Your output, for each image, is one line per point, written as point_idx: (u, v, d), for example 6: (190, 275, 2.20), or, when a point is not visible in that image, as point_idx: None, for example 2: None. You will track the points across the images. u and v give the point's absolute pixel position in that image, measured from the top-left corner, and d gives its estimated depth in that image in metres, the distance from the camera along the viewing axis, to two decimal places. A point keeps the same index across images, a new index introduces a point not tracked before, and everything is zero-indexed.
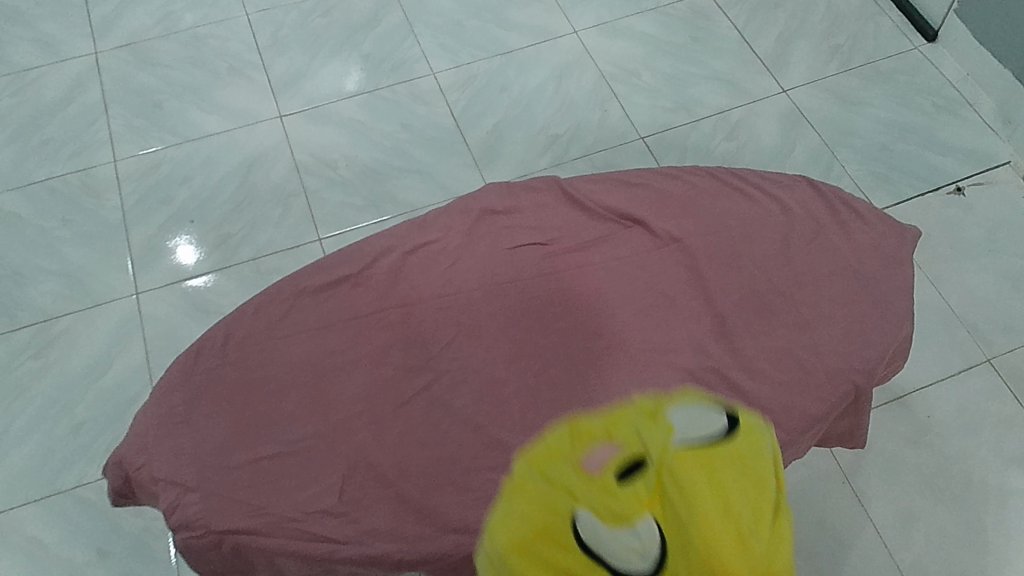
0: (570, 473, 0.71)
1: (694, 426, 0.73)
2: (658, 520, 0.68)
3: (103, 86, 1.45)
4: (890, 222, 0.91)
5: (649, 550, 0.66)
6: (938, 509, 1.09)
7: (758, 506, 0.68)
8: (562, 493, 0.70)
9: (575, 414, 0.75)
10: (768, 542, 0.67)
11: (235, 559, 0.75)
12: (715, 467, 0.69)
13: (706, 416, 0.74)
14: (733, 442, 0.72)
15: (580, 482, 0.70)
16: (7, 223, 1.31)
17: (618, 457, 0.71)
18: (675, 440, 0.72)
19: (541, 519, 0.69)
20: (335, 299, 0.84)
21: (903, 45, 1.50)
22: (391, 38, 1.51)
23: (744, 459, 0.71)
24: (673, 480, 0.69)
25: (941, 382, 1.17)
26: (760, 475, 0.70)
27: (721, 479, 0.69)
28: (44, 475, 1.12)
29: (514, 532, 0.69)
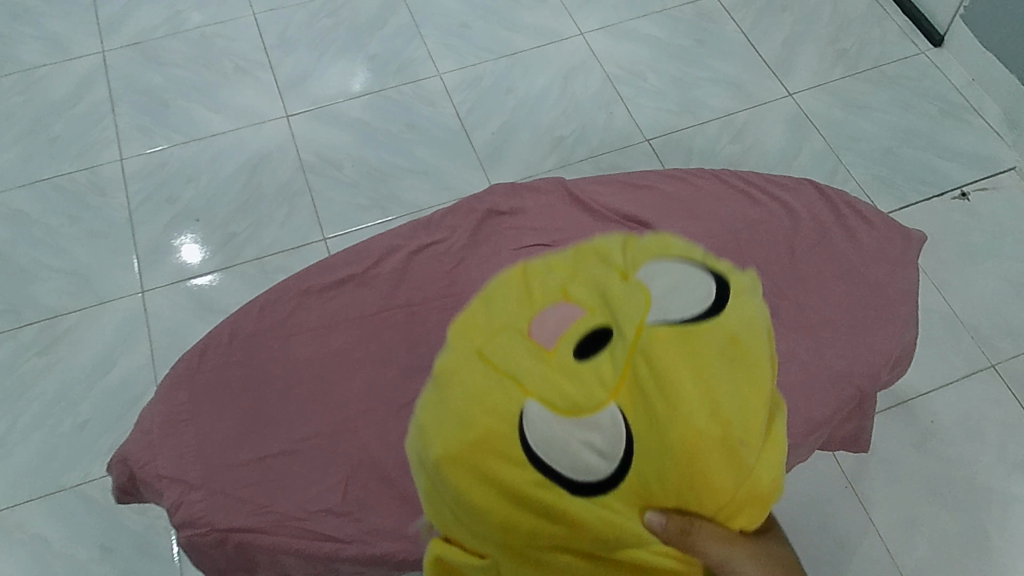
0: (514, 348, 0.50)
1: (681, 295, 0.53)
2: (627, 412, 0.48)
3: (111, 84, 1.45)
4: (894, 225, 0.91)
5: (616, 449, 0.47)
6: (941, 514, 1.08)
7: (754, 400, 0.50)
8: (502, 359, 0.49)
9: (530, 279, 0.55)
10: (760, 444, 0.50)
11: (239, 556, 0.75)
12: (706, 343, 0.51)
13: (693, 282, 0.55)
14: (737, 317, 0.53)
15: (529, 359, 0.49)
16: (14, 221, 1.32)
17: (581, 329, 0.50)
18: (657, 305, 0.52)
19: (476, 410, 0.48)
20: (341, 298, 0.84)
21: (910, 49, 1.50)
22: (397, 39, 1.51)
23: (739, 340, 0.51)
24: (656, 356, 0.49)
25: (945, 387, 1.17)
26: (760, 363, 0.52)
27: (713, 359, 0.50)
28: (49, 472, 1.12)
29: (445, 431, 0.49)
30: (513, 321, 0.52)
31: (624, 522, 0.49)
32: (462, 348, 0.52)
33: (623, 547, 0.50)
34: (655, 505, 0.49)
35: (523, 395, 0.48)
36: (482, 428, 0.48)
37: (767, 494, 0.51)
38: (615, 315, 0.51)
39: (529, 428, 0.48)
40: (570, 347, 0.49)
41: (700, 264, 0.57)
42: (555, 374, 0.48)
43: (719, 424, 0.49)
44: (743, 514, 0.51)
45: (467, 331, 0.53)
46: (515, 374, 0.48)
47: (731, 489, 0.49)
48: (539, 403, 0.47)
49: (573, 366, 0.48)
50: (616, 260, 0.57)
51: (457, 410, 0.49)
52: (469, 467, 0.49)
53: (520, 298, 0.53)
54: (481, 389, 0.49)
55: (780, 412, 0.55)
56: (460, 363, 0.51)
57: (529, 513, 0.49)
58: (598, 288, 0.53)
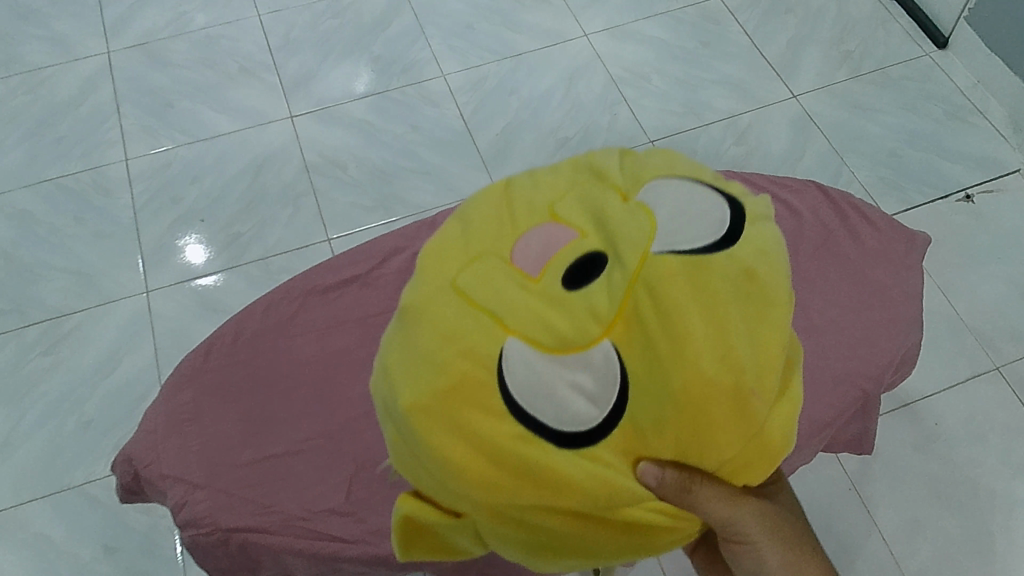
0: (493, 273, 0.41)
1: (692, 218, 0.44)
2: (621, 350, 0.40)
3: (116, 85, 1.46)
4: (900, 227, 0.91)
5: (609, 394, 0.40)
6: (945, 517, 1.08)
7: (774, 344, 0.42)
8: (476, 286, 0.41)
9: (512, 195, 0.46)
10: (774, 393, 0.42)
11: (242, 557, 0.75)
12: (723, 272, 0.41)
13: (706, 199, 0.45)
14: (755, 245, 0.44)
15: (508, 285, 0.40)
16: (19, 221, 1.32)
17: (572, 251, 0.42)
18: (664, 227, 0.43)
19: (445, 349, 0.40)
20: (346, 299, 0.85)
21: (914, 51, 1.50)
22: (402, 40, 1.51)
23: (760, 270, 0.42)
24: (662, 287, 0.40)
25: (949, 390, 1.16)
26: (783, 299, 0.43)
27: (730, 293, 0.41)
28: (53, 471, 1.12)
29: (410, 374, 0.41)
30: (491, 242, 0.43)
31: (619, 481, 0.41)
32: (431, 273, 0.43)
33: (617, 508, 0.42)
34: (651, 455, 0.42)
35: (503, 331, 0.40)
36: (454, 372, 0.40)
37: (778, 448, 0.44)
38: (610, 236, 0.42)
39: (512, 373, 0.40)
40: (557, 272, 0.41)
41: (711, 180, 0.48)
42: (539, 304, 0.40)
43: (733, 370, 0.40)
44: (749, 470, 0.44)
45: (434, 252, 0.44)
46: (492, 305, 0.40)
47: (737, 445, 0.42)
48: (521, 339, 0.40)
49: (561, 296, 0.40)
50: (614, 173, 0.48)
51: (425, 349, 0.41)
52: (437, 420, 0.40)
53: (502, 216, 0.45)
54: (451, 324, 0.40)
55: (795, 354, 0.47)
56: (429, 292, 0.42)
57: (506, 472, 0.40)
58: (593, 204, 0.44)
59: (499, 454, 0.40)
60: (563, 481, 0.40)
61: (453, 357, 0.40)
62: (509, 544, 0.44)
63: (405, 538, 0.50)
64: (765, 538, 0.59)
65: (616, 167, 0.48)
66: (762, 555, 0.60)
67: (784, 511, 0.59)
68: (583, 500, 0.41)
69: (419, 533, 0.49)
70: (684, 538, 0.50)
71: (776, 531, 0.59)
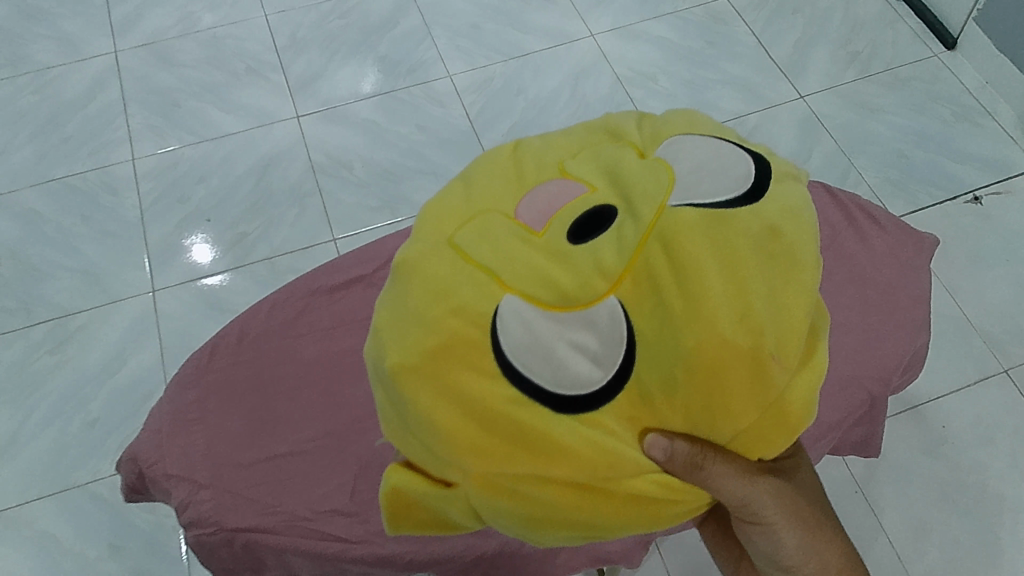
0: (495, 230, 0.41)
1: (710, 178, 0.43)
2: (628, 308, 0.40)
3: (123, 85, 1.46)
4: (907, 229, 0.90)
5: (614, 356, 0.39)
6: (952, 520, 1.07)
7: (795, 306, 0.40)
8: (477, 242, 0.41)
9: (523, 159, 0.46)
10: (793, 359, 0.41)
11: (247, 557, 0.74)
12: (740, 230, 0.40)
13: (727, 160, 0.44)
14: (778, 204, 0.42)
15: (511, 241, 0.41)
16: (26, 220, 1.32)
17: (577, 210, 0.41)
18: (678, 186, 0.42)
19: (440, 307, 0.40)
20: (351, 299, 0.85)
21: (922, 52, 1.49)
22: (408, 40, 1.51)
23: (781, 230, 0.41)
24: (673, 244, 0.39)
25: (957, 393, 1.16)
26: (808, 260, 0.41)
27: (747, 251, 0.40)
28: (59, 470, 1.13)
29: (404, 335, 0.41)
30: (498, 204, 0.43)
31: (619, 449, 0.40)
32: (434, 233, 0.43)
33: (620, 480, 0.41)
34: (661, 426, 0.41)
35: (501, 289, 0.40)
36: (447, 331, 0.40)
37: (799, 418, 0.43)
38: (622, 194, 0.42)
39: (507, 328, 0.39)
40: (561, 230, 0.41)
41: (731, 143, 0.47)
42: (540, 261, 0.40)
43: (748, 331, 0.39)
44: (764, 441, 0.43)
45: (439, 214, 0.45)
46: (491, 263, 0.40)
47: (751, 414, 0.41)
48: (519, 297, 0.39)
49: (564, 252, 0.40)
50: (630, 138, 0.47)
51: (420, 308, 0.41)
52: (429, 380, 0.40)
53: (511, 179, 0.45)
54: (449, 283, 0.41)
55: (822, 322, 0.45)
56: (429, 251, 0.42)
57: (501, 438, 0.40)
58: (604, 166, 0.44)
59: (492, 417, 0.40)
60: (560, 447, 0.39)
61: (447, 315, 0.40)
62: (503, 519, 0.43)
63: (393, 517, 0.49)
64: (781, 517, 0.58)
65: (634, 133, 0.48)
66: (777, 538, 0.60)
67: (803, 489, 0.58)
68: (581, 469, 0.40)
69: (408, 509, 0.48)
70: (694, 511, 0.49)
71: (793, 508, 0.58)
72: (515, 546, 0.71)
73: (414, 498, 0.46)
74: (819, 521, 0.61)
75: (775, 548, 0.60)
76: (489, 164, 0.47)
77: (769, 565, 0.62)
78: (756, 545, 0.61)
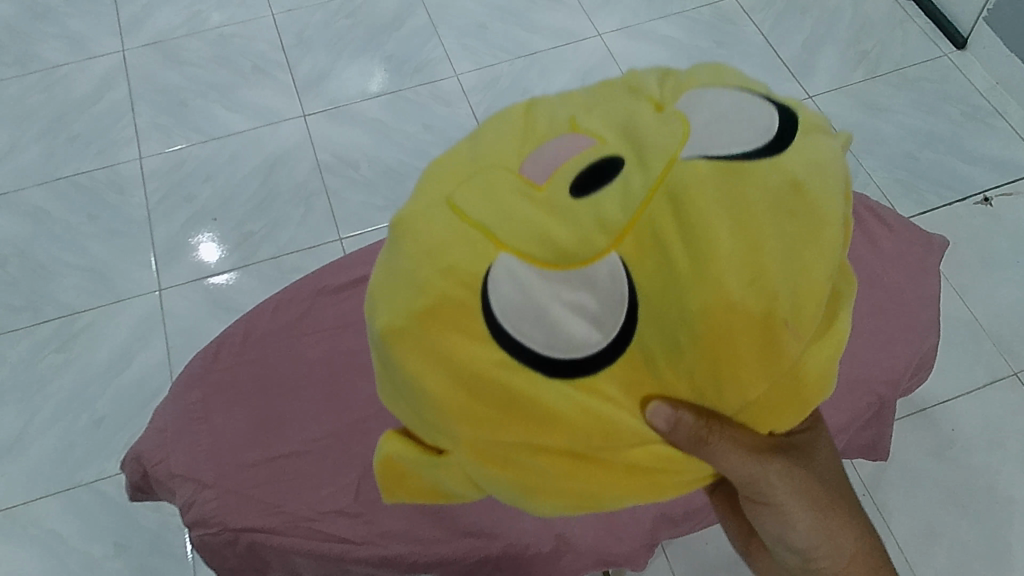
0: (495, 185, 0.40)
1: (724, 135, 0.41)
2: (630, 267, 0.38)
3: (131, 84, 1.46)
4: (916, 229, 0.90)
5: (614, 318, 0.38)
6: (962, 524, 1.07)
7: (811, 271, 0.39)
8: (476, 197, 0.40)
9: (534, 114, 0.45)
10: (807, 326, 0.39)
11: (251, 557, 0.74)
12: (756, 188, 0.38)
13: (746, 115, 0.43)
14: (802, 160, 0.40)
15: (510, 197, 0.39)
16: (34, 218, 1.33)
17: (581, 165, 0.40)
18: (691, 142, 0.40)
19: (433, 265, 0.39)
20: (357, 298, 0.85)
21: (932, 52, 1.48)
22: (415, 39, 1.51)
23: (803, 186, 0.39)
24: (683, 201, 0.38)
25: (966, 396, 1.15)
26: (829, 223, 0.39)
27: (763, 210, 0.38)
28: (65, 468, 1.13)
29: (396, 296, 0.40)
30: (502, 158, 0.42)
31: (616, 416, 0.39)
32: (434, 189, 0.42)
33: (618, 449, 0.41)
34: (665, 395, 0.40)
35: (496, 248, 0.39)
36: (437, 291, 0.39)
37: (811, 391, 0.41)
38: (632, 149, 0.40)
39: (502, 287, 0.38)
40: (563, 186, 0.39)
41: (754, 98, 0.45)
42: (539, 217, 0.38)
43: (758, 296, 0.37)
44: (772, 412, 0.42)
45: (440, 171, 0.43)
46: (488, 220, 0.39)
47: (760, 383, 0.39)
48: (513, 255, 0.38)
49: (563, 207, 0.39)
50: (648, 92, 0.45)
51: (412, 267, 0.40)
52: (418, 342, 0.39)
53: (518, 133, 0.43)
54: (442, 240, 0.39)
55: (842, 291, 0.43)
56: (426, 209, 0.41)
57: (492, 404, 0.39)
58: (616, 120, 0.43)
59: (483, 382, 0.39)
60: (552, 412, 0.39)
61: (440, 272, 0.39)
62: (498, 486, 0.43)
63: (389, 484, 0.49)
64: (789, 496, 0.57)
65: (652, 87, 0.46)
66: (789, 519, 0.59)
67: (813, 467, 0.57)
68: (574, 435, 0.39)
69: (404, 479, 0.48)
70: (698, 482, 0.49)
71: (802, 486, 0.57)
72: (520, 547, 0.72)
73: (409, 464, 0.46)
74: (831, 500, 0.60)
75: (783, 528, 0.60)
76: (500, 117, 0.46)
77: (778, 546, 0.61)
78: (765, 526, 0.60)
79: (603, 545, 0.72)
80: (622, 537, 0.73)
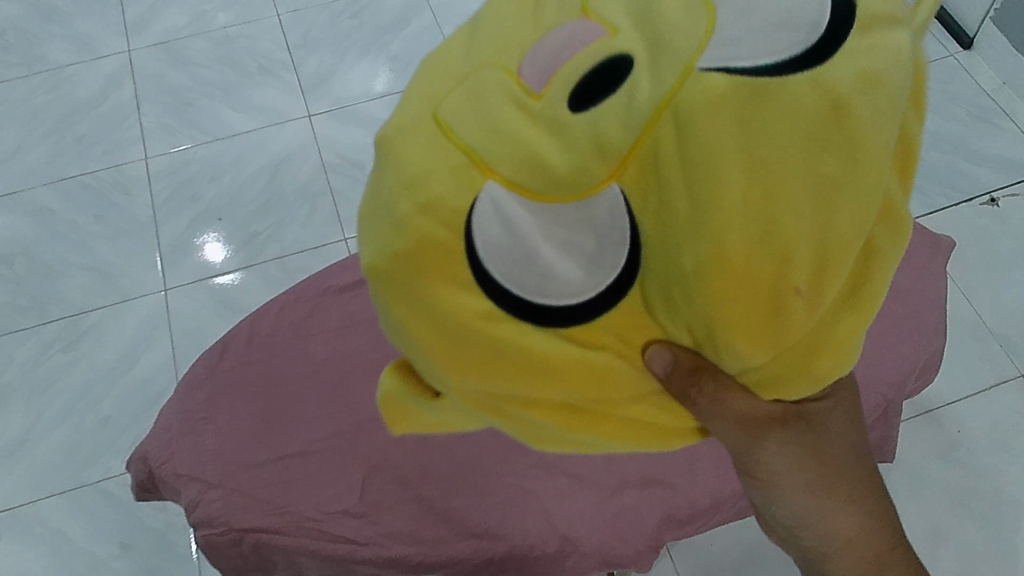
0: (485, 93, 0.32)
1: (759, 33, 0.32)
2: (631, 203, 0.32)
3: (137, 84, 1.47)
4: (922, 230, 0.89)
5: (610, 258, 0.33)
6: (968, 526, 1.06)
7: (837, 227, 0.31)
8: (464, 109, 0.33)
9: None
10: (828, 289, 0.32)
11: (255, 558, 0.74)
12: (778, 122, 0.30)
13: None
14: (855, 68, 0.31)
15: (502, 110, 0.32)
16: (40, 218, 1.33)
17: (589, 64, 0.32)
18: (714, 47, 0.31)
19: (408, 199, 0.33)
20: (361, 299, 0.85)
21: (939, 52, 1.47)
22: (420, 40, 1.51)
23: (845, 113, 0.30)
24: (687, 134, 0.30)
25: (973, 397, 1.14)
26: (869, 167, 0.31)
27: (784, 150, 0.30)
28: (71, 467, 1.13)
29: (374, 230, 0.35)
30: (498, 50, 0.34)
31: (614, 367, 0.35)
32: (418, 94, 0.35)
33: (614, 399, 0.36)
34: (669, 339, 0.35)
35: (482, 174, 0.32)
36: (415, 232, 0.33)
37: (827, 362, 0.35)
38: (648, 43, 0.32)
39: (488, 224, 0.32)
40: (560, 93, 0.31)
41: None
42: (531, 137, 0.31)
43: (763, 263, 0.30)
44: (785, 378, 0.36)
45: (429, 70, 0.36)
46: (473, 140, 0.32)
47: (767, 353, 0.33)
48: (502, 185, 0.32)
49: (556, 123, 0.31)
50: None
51: (389, 198, 0.34)
52: (396, 287, 0.34)
53: (526, 20, 0.35)
54: (420, 167, 0.33)
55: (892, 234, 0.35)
56: (406, 123, 0.34)
57: (477, 357, 0.34)
58: None
59: (466, 335, 0.34)
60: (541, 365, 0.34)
61: (419, 206, 0.33)
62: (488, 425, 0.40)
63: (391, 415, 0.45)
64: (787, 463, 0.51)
65: None
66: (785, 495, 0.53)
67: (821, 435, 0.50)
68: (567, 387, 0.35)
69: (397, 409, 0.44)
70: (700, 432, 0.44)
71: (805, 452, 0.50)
72: (525, 548, 0.72)
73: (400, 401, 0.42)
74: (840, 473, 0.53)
75: (779, 501, 0.54)
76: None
77: (771, 518, 0.56)
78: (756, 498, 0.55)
79: (608, 546, 0.73)
80: (627, 539, 0.73)
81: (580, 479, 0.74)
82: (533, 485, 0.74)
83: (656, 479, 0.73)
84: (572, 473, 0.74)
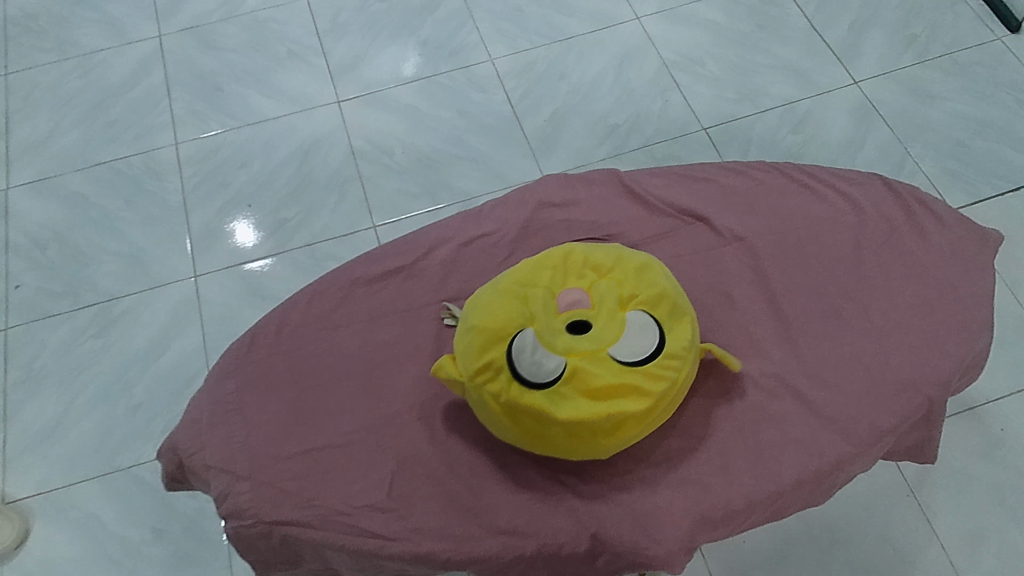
0: (576, 383, 0.66)
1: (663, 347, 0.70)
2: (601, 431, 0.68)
3: (167, 69, 1.47)
4: (968, 223, 0.86)
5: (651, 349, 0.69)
6: (1010, 528, 1.03)
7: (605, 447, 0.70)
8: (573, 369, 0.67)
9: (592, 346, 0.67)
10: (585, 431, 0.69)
11: (284, 549, 0.74)
12: (568, 393, 0.67)
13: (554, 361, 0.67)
14: (605, 432, 0.68)
15: (580, 391, 0.66)
16: (73, 203, 1.34)
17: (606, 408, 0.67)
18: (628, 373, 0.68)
19: (586, 396, 0.66)
20: (389, 291, 0.83)
21: (985, 35, 1.42)
22: (449, 24, 1.49)
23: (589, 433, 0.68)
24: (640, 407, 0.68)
25: (1015, 395, 1.11)
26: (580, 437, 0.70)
27: (585, 389, 0.66)
28: (104, 452, 1.14)
29: (594, 389, 0.66)
30: (597, 364, 0.67)
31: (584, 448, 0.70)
32: (593, 372, 0.66)
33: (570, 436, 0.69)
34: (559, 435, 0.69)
35: (613, 397, 0.67)
36: (594, 403, 0.66)
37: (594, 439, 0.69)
38: (619, 403, 0.67)
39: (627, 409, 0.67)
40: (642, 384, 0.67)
41: (551, 372, 0.67)
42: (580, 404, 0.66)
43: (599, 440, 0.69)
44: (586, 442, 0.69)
45: (605, 362, 0.67)
46: (580, 395, 0.66)
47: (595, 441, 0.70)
48: (600, 401, 0.67)
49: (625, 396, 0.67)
50: (567, 343, 0.67)
51: (579, 395, 0.66)
52: (592, 399, 0.66)
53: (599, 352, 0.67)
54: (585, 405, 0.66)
55: (587, 375, 0.66)
56: (599, 359, 0.67)
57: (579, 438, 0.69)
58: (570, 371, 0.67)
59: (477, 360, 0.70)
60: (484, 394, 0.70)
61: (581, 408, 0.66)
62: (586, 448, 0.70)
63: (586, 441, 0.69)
64: None
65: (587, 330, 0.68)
66: None
67: None
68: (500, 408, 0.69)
69: (599, 437, 0.68)
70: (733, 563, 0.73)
71: None
72: (556, 546, 0.70)
73: (580, 439, 0.68)
74: None
75: None
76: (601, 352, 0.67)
77: None
78: None
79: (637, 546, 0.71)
80: (658, 538, 0.70)
81: (612, 478, 0.72)
82: (565, 483, 0.72)
83: (689, 477, 0.72)
84: (603, 472, 0.73)
